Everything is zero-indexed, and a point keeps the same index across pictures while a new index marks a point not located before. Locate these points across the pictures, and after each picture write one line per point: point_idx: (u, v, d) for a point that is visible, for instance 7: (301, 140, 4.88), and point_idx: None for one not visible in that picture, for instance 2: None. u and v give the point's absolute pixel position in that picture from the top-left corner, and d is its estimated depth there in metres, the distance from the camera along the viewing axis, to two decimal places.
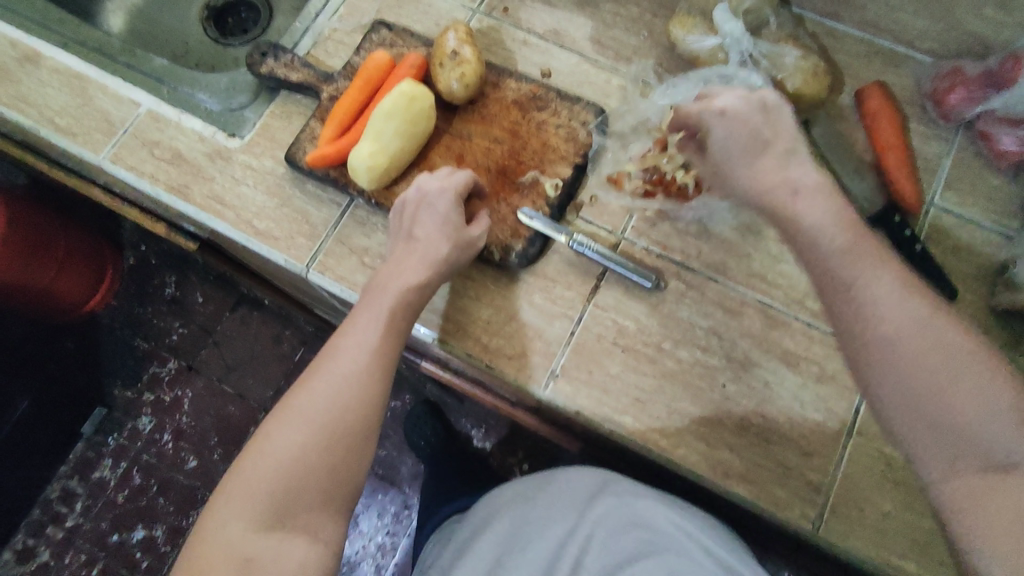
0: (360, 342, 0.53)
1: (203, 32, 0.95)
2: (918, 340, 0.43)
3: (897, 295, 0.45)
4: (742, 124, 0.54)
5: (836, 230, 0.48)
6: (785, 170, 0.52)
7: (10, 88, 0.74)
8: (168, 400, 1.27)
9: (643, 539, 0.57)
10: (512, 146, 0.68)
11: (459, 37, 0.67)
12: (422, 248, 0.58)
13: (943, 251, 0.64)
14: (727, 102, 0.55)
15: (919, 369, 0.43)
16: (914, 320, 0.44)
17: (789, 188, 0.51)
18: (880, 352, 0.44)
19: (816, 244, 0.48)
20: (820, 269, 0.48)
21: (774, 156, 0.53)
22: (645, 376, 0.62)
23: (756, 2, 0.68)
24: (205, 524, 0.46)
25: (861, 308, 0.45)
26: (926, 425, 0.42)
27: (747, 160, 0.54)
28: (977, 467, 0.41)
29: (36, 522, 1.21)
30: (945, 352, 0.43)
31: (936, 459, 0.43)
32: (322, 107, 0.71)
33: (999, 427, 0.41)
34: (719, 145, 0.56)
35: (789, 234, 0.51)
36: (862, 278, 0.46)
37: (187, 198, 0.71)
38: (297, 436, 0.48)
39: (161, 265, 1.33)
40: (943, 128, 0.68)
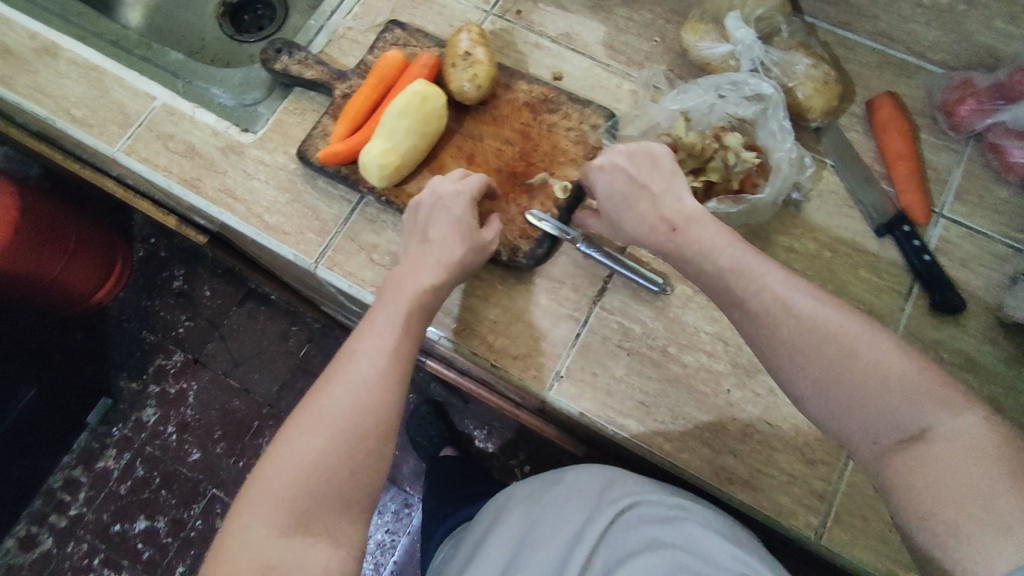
0: (378, 345, 0.52)
1: (218, 28, 0.96)
2: (808, 334, 0.47)
3: (784, 292, 0.49)
4: (619, 176, 0.58)
5: (721, 249, 0.52)
6: (660, 209, 0.56)
7: (30, 79, 0.76)
8: (173, 393, 1.28)
9: (652, 535, 0.55)
10: (522, 147, 0.68)
11: (472, 38, 0.68)
12: (438, 250, 0.58)
13: (952, 262, 0.64)
14: (604, 159, 0.59)
15: (814, 359, 0.46)
16: (801, 313, 0.48)
17: (667, 225, 0.56)
18: (776, 350, 0.48)
19: (705, 271, 0.53)
20: (713, 287, 0.53)
21: (650, 199, 0.57)
22: (650, 379, 0.62)
23: (768, 10, 0.68)
24: (228, 531, 0.46)
25: (753, 314, 0.50)
26: (840, 409, 0.45)
27: (628, 207, 0.58)
28: (894, 440, 0.43)
29: (39, 511, 1.22)
30: (835, 339, 0.46)
31: (861, 440, 0.45)
32: (335, 105, 0.72)
33: (899, 400, 0.43)
34: (605, 199, 0.60)
35: (685, 266, 0.55)
36: (748, 285, 0.50)
37: (199, 191, 0.71)
38: (318, 440, 0.48)
39: (170, 259, 1.35)
40: (954, 139, 0.68)
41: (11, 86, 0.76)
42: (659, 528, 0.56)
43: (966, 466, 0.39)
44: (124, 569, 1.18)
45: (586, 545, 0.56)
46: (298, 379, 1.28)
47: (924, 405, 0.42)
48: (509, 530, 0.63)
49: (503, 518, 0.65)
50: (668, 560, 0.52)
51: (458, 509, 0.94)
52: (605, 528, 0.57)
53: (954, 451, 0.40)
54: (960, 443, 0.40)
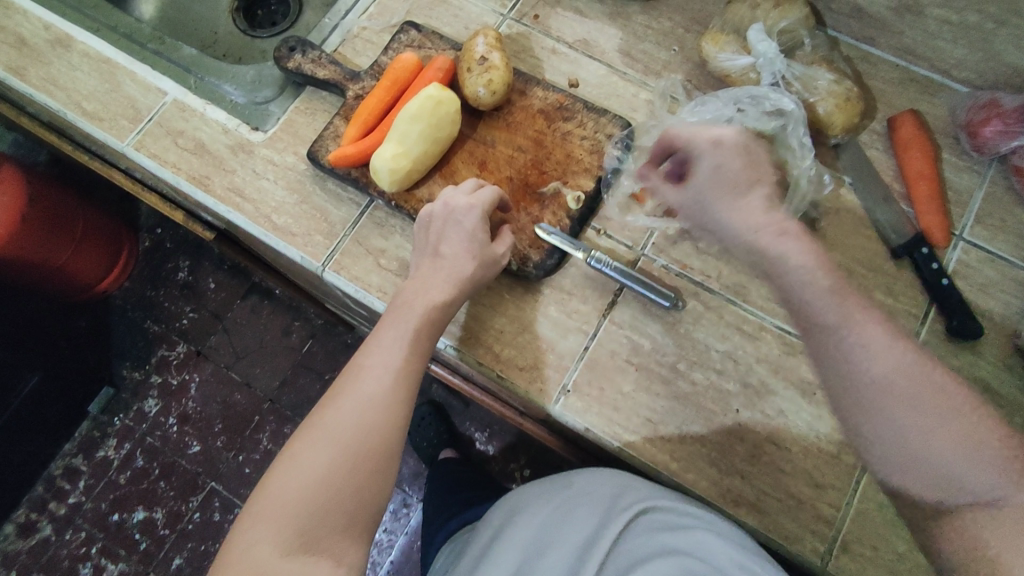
0: (385, 361, 0.52)
1: (231, 23, 0.96)
2: (905, 386, 0.44)
3: (883, 335, 0.45)
4: (729, 156, 0.54)
5: (822, 272, 0.48)
6: (762, 202, 0.52)
7: (41, 70, 0.75)
8: (175, 384, 1.27)
9: (664, 543, 0.54)
10: (536, 155, 0.67)
11: (488, 42, 0.67)
12: (448, 265, 0.57)
13: (970, 287, 0.63)
14: (719, 134, 0.55)
15: (906, 412, 0.44)
16: (900, 362, 0.44)
17: (773, 226, 0.50)
18: (872, 392, 0.44)
19: (795, 297, 0.48)
20: (802, 312, 0.48)
21: (755, 188, 0.53)
22: (658, 397, 0.61)
23: (792, 23, 0.67)
24: (232, 548, 0.45)
25: (847, 351, 0.45)
26: (919, 466, 0.44)
27: (730, 189, 0.53)
28: (965, 501, 0.43)
29: (38, 498, 1.21)
30: (929, 394, 0.44)
31: (929, 496, 0.44)
32: (348, 106, 0.71)
33: (986, 469, 0.42)
34: (706, 176, 0.54)
35: (776, 281, 0.49)
36: (848, 324, 0.46)
37: (208, 188, 0.71)
38: (323, 456, 0.47)
39: (176, 250, 1.34)
40: (977, 160, 0.67)
41: (23, 77, 0.75)
42: (669, 534, 0.54)
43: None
44: (121, 559, 1.18)
45: (596, 555, 0.55)
46: (301, 376, 1.28)
47: (1008, 476, 0.42)
48: (522, 532, 0.61)
49: (515, 520, 0.63)
50: (677, 566, 0.52)
51: (461, 508, 0.92)
52: (616, 536, 0.56)
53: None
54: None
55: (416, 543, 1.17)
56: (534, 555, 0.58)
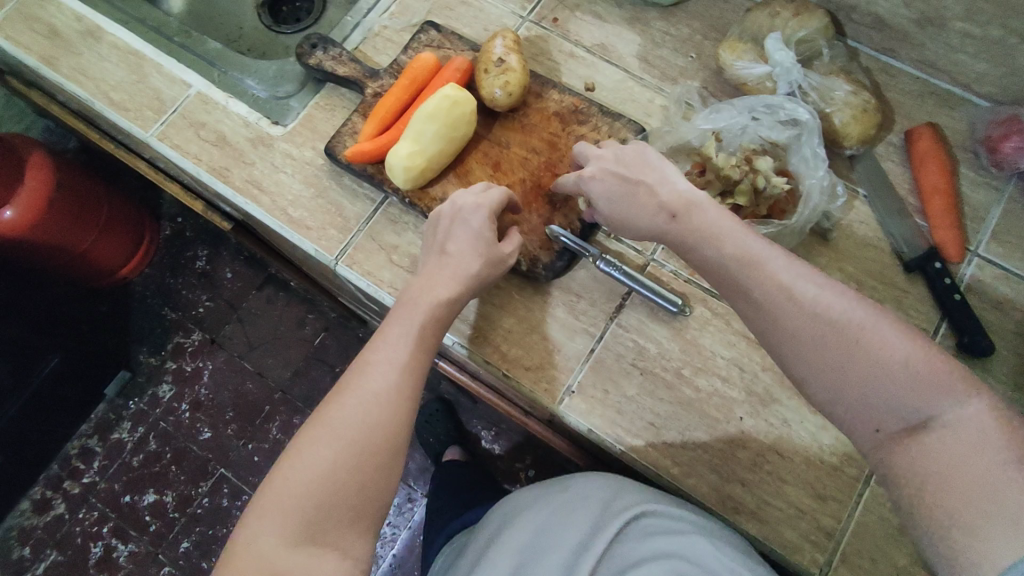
0: (390, 358, 0.53)
1: (257, 18, 0.98)
2: (817, 324, 0.44)
3: (789, 281, 0.46)
4: (610, 178, 0.57)
5: (720, 241, 0.50)
6: (658, 202, 0.54)
7: (72, 60, 0.78)
8: (189, 371, 1.30)
9: (657, 547, 0.53)
10: (549, 157, 0.68)
11: (506, 44, 0.68)
12: (455, 263, 0.58)
13: (983, 303, 0.62)
14: (593, 169, 0.59)
15: (820, 350, 0.44)
16: (806, 302, 0.45)
17: (667, 213, 0.54)
18: (784, 341, 0.46)
19: (708, 259, 0.51)
20: (718, 277, 0.50)
21: (645, 195, 0.55)
22: (662, 402, 0.61)
23: (810, 32, 0.67)
24: (239, 539, 0.46)
25: (757, 301, 0.47)
26: (845, 404, 0.43)
27: (628, 207, 0.56)
28: (897, 428, 0.41)
29: (54, 476, 1.24)
30: (839, 327, 0.44)
31: (863, 429, 0.43)
32: (366, 103, 0.72)
33: (906, 391, 0.41)
34: (604, 205, 0.58)
35: (688, 256, 0.53)
36: (751, 272, 0.48)
37: (227, 180, 0.72)
38: (328, 451, 0.48)
39: (195, 239, 1.37)
40: (995, 176, 0.66)
41: (54, 67, 0.78)
42: (663, 538, 0.54)
43: (971, 457, 0.38)
44: (131, 540, 1.21)
45: (592, 554, 0.54)
46: (312, 367, 1.30)
47: (924, 395, 0.41)
48: (517, 536, 0.61)
49: (514, 523, 0.64)
50: (669, 569, 0.51)
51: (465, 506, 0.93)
52: (609, 539, 0.55)
53: (957, 439, 0.39)
54: (966, 432, 0.39)
55: (419, 537, 1.18)
56: (528, 559, 0.58)
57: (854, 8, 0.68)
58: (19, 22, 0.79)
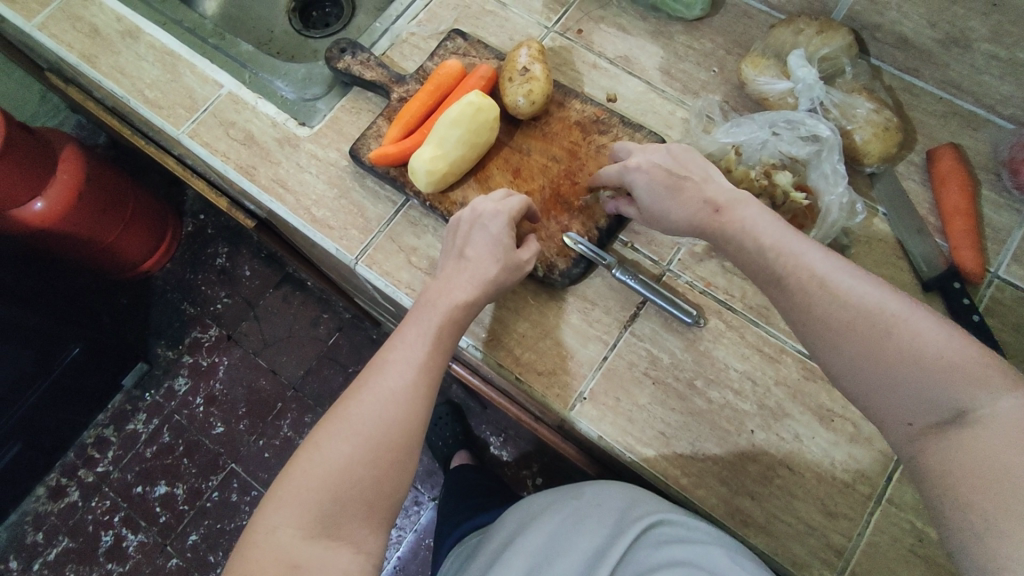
0: (408, 357, 0.54)
1: (288, 22, 1.00)
2: (846, 317, 0.45)
3: (825, 271, 0.47)
4: (656, 171, 0.58)
5: (758, 232, 0.52)
6: (702, 194, 0.56)
7: (110, 58, 0.80)
8: (205, 365, 1.32)
9: (669, 554, 0.54)
10: (569, 165, 0.69)
11: (531, 54, 0.69)
12: (472, 268, 0.59)
13: (1003, 326, 0.62)
14: (640, 159, 0.60)
15: (850, 339, 0.44)
16: (837, 291, 0.46)
17: (711, 208, 0.55)
18: (814, 331, 0.47)
19: (745, 249, 0.52)
20: (755, 270, 0.52)
21: (693, 185, 0.56)
22: (673, 411, 0.62)
23: (833, 50, 0.68)
24: (255, 530, 0.47)
25: (792, 291, 0.48)
26: (873, 396, 0.44)
27: (671, 198, 0.57)
28: (928, 421, 0.41)
29: (70, 464, 1.27)
30: (869, 316, 0.44)
31: (894, 423, 0.43)
32: (391, 108, 0.74)
33: (936, 383, 0.41)
34: (646, 197, 0.59)
35: (729, 249, 0.54)
36: (787, 262, 0.49)
37: (253, 178, 0.74)
38: (345, 446, 0.49)
39: (217, 236, 1.40)
40: (1018, 199, 0.66)
41: (93, 64, 0.80)
42: (674, 546, 0.54)
43: (1008, 450, 0.37)
44: (141, 530, 1.22)
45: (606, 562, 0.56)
46: (325, 366, 1.31)
47: (955, 386, 0.40)
48: (531, 539, 0.62)
49: (527, 527, 0.65)
50: None
51: (473, 514, 0.93)
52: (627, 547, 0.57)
53: (991, 433, 0.38)
54: (1002, 425, 0.38)
55: (424, 540, 1.18)
56: (542, 562, 0.59)
57: (879, 27, 0.69)
58: (62, 20, 0.82)
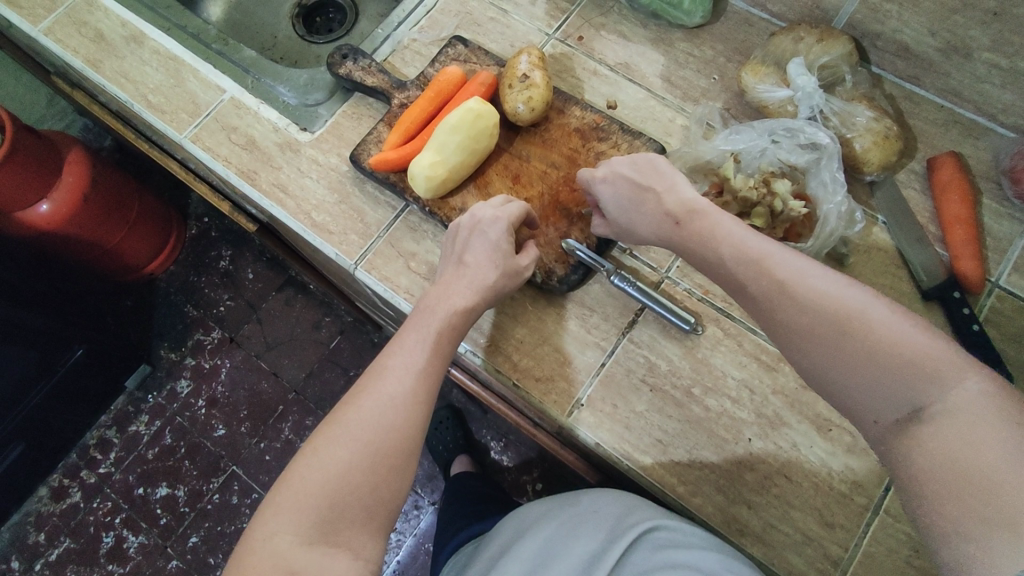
0: (407, 363, 0.54)
1: (291, 28, 1.01)
2: (813, 318, 0.45)
3: (792, 273, 0.47)
4: (621, 183, 0.60)
5: (720, 238, 0.52)
6: (663, 205, 0.57)
7: (115, 64, 0.81)
8: (207, 367, 1.33)
9: (668, 557, 0.53)
10: (568, 172, 0.69)
11: (531, 61, 0.69)
12: (471, 274, 0.59)
13: (1004, 336, 0.61)
14: (606, 171, 0.61)
15: (815, 341, 0.44)
16: (800, 294, 0.46)
17: (671, 220, 0.56)
18: (783, 335, 0.47)
19: (708, 259, 0.53)
20: (719, 277, 0.52)
21: (654, 195, 0.58)
22: (670, 419, 0.61)
23: (833, 58, 0.68)
24: (253, 536, 0.47)
25: (756, 296, 0.49)
26: (842, 394, 0.44)
27: (636, 208, 0.59)
28: (893, 417, 0.41)
29: (72, 465, 1.27)
30: (831, 317, 0.44)
31: (864, 420, 0.43)
32: (392, 113, 0.74)
33: (902, 381, 0.41)
34: (613, 207, 0.61)
35: (694, 259, 0.55)
36: (749, 268, 0.49)
37: (254, 182, 0.75)
38: (345, 452, 0.49)
39: (220, 239, 1.41)
40: (1019, 208, 0.65)
41: (98, 69, 0.81)
42: (672, 550, 0.54)
43: (970, 450, 0.37)
44: (142, 532, 1.23)
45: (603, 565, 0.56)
46: (326, 370, 1.32)
47: (915, 381, 0.40)
48: (529, 543, 0.62)
49: (525, 533, 0.65)
50: None
51: (471, 520, 0.93)
52: (622, 551, 0.56)
53: (953, 430, 0.38)
54: (962, 421, 0.38)
55: (423, 544, 1.18)
56: (540, 564, 0.59)
57: (879, 36, 0.70)
58: (68, 25, 0.83)
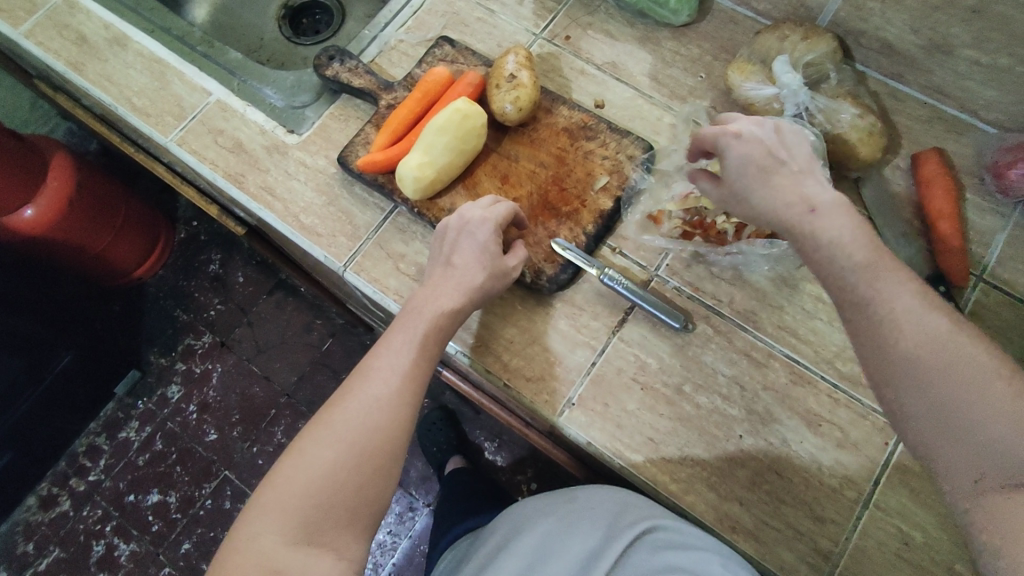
0: (393, 364, 0.54)
1: (277, 29, 1.00)
2: (940, 358, 0.41)
3: (922, 307, 0.43)
4: (756, 146, 0.52)
5: (855, 243, 0.46)
6: (799, 188, 0.50)
7: (98, 67, 0.80)
8: (198, 372, 1.31)
9: (667, 561, 0.54)
10: (557, 172, 0.69)
11: (518, 61, 0.69)
12: (459, 275, 0.59)
13: (990, 329, 0.62)
14: (742, 127, 0.53)
15: (938, 384, 0.41)
16: (939, 333, 0.42)
17: (804, 205, 0.49)
18: (899, 364, 0.42)
19: (836, 257, 0.46)
20: (837, 281, 0.46)
21: (786, 174, 0.50)
22: (661, 417, 0.62)
23: (818, 56, 0.68)
24: (238, 536, 0.47)
25: (881, 317, 0.44)
26: (946, 442, 0.40)
27: (762, 178, 0.51)
28: (1001, 482, 0.38)
29: (61, 472, 1.26)
30: (968, 367, 0.40)
31: (960, 476, 0.40)
32: (379, 115, 0.74)
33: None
34: (734, 174, 0.53)
35: (810, 257, 0.48)
36: (885, 286, 0.44)
37: (241, 185, 0.74)
38: (330, 453, 0.49)
39: (209, 243, 1.40)
40: (1003, 203, 0.66)
41: (81, 72, 0.80)
42: (668, 552, 0.55)
43: None
44: (133, 539, 1.21)
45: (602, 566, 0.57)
46: (318, 372, 1.31)
47: None
48: (526, 540, 0.63)
49: (521, 529, 0.65)
50: None
51: (464, 520, 0.93)
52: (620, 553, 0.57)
53: None
54: None
55: (419, 546, 1.18)
56: (537, 561, 0.60)
57: (863, 33, 0.69)
58: (49, 28, 0.82)
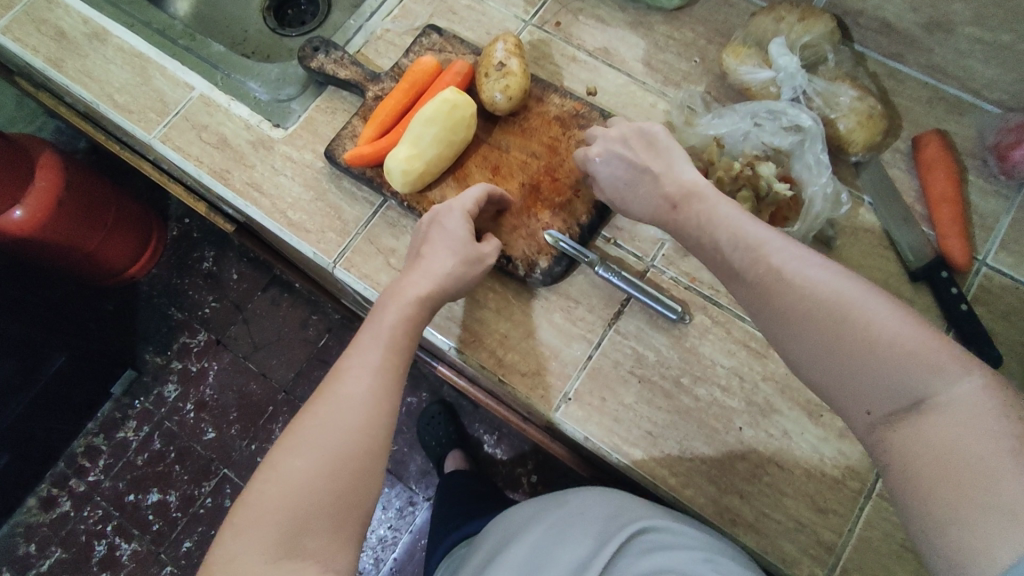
0: (362, 363, 0.52)
1: (262, 21, 0.98)
2: (808, 306, 0.44)
3: (785, 261, 0.46)
4: (618, 162, 0.60)
5: (716, 224, 0.52)
6: (661, 188, 0.58)
7: (78, 62, 0.78)
8: (194, 371, 1.30)
9: (657, 562, 0.52)
10: (549, 162, 0.67)
11: (507, 48, 0.67)
12: (428, 264, 0.57)
13: (993, 314, 0.61)
14: (600, 149, 0.61)
15: (810, 330, 0.43)
16: (799, 281, 0.45)
17: (669, 203, 0.57)
18: (780, 317, 0.45)
19: (704, 244, 0.53)
20: (721, 258, 0.51)
21: (650, 179, 0.58)
22: (660, 410, 0.60)
23: (815, 37, 0.66)
24: (217, 560, 0.45)
25: (754, 282, 0.48)
26: (837, 383, 0.43)
27: (632, 190, 0.60)
28: (887, 409, 0.40)
29: (60, 474, 1.25)
30: (832, 306, 0.43)
31: (854, 410, 0.42)
32: (367, 106, 0.72)
33: (892, 370, 0.40)
34: (609, 183, 0.61)
35: (688, 246, 0.56)
36: (747, 254, 0.49)
37: (227, 182, 0.72)
38: (302, 462, 0.47)
39: (202, 240, 1.38)
40: (1004, 184, 0.65)
41: (60, 69, 0.78)
42: (658, 554, 0.53)
43: (966, 441, 0.37)
44: (134, 539, 1.21)
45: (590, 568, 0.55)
46: (315, 368, 1.30)
47: (915, 372, 0.40)
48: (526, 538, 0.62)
49: (518, 533, 0.64)
50: None
51: (463, 523, 0.91)
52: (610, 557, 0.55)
53: (950, 420, 0.38)
54: (957, 410, 0.38)
55: (420, 541, 1.17)
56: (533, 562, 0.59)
57: (861, 13, 0.67)
58: (27, 24, 0.80)
